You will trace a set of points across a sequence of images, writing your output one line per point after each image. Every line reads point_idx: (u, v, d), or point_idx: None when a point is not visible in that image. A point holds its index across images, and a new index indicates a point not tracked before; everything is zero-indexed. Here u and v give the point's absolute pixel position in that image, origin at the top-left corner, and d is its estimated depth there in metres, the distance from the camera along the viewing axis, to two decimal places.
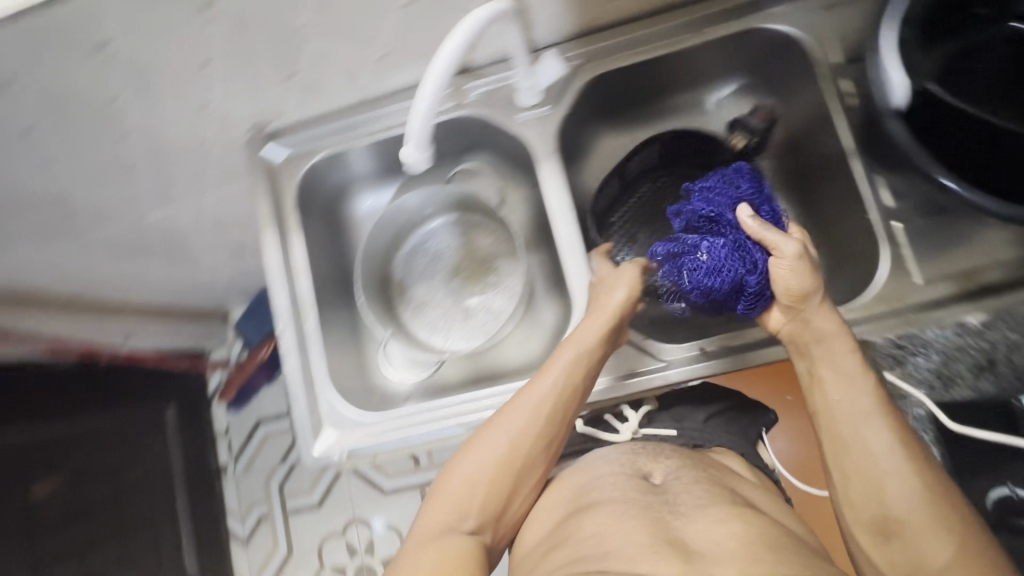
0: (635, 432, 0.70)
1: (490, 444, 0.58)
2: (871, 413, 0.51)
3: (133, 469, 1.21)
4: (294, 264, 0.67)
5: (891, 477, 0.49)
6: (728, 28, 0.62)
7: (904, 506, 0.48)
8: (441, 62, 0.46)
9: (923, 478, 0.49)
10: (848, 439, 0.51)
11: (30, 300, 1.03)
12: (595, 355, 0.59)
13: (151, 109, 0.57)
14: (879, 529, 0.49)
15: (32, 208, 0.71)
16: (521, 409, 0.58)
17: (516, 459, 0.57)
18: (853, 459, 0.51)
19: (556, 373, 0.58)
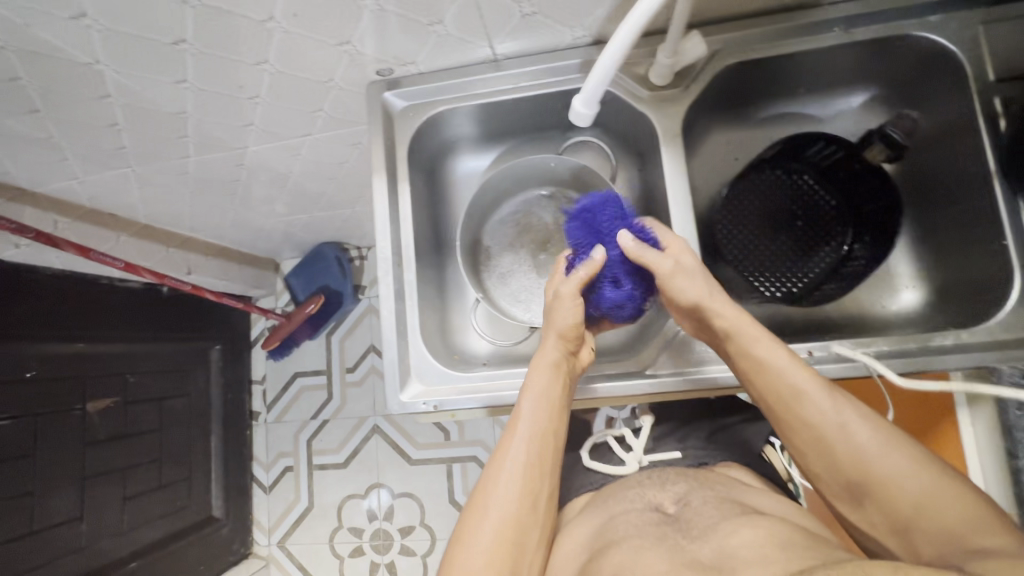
0: (639, 461, 0.70)
1: (482, 520, 0.53)
2: (800, 384, 0.53)
3: (177, 398, 1.26)
4: (399, 213, 0.67)
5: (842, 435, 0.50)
6: (879, 31, 0.61)
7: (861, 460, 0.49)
8: (622, 35, 0.47)
9: (865, 422, 0.50)
10: (790, 415, 0.53)
11: (112, 219, 1.05)
12: (558, 394, 0.58)
13: (295, 37, 0.58)
14: (850, 492, 0.50)
15: (149, 122, 0.73)
16: (502, 469, 0.55)
17: (511, 529, 0.53)
18: (803, 434, 0.52)
19: (526, 424, 0.57)
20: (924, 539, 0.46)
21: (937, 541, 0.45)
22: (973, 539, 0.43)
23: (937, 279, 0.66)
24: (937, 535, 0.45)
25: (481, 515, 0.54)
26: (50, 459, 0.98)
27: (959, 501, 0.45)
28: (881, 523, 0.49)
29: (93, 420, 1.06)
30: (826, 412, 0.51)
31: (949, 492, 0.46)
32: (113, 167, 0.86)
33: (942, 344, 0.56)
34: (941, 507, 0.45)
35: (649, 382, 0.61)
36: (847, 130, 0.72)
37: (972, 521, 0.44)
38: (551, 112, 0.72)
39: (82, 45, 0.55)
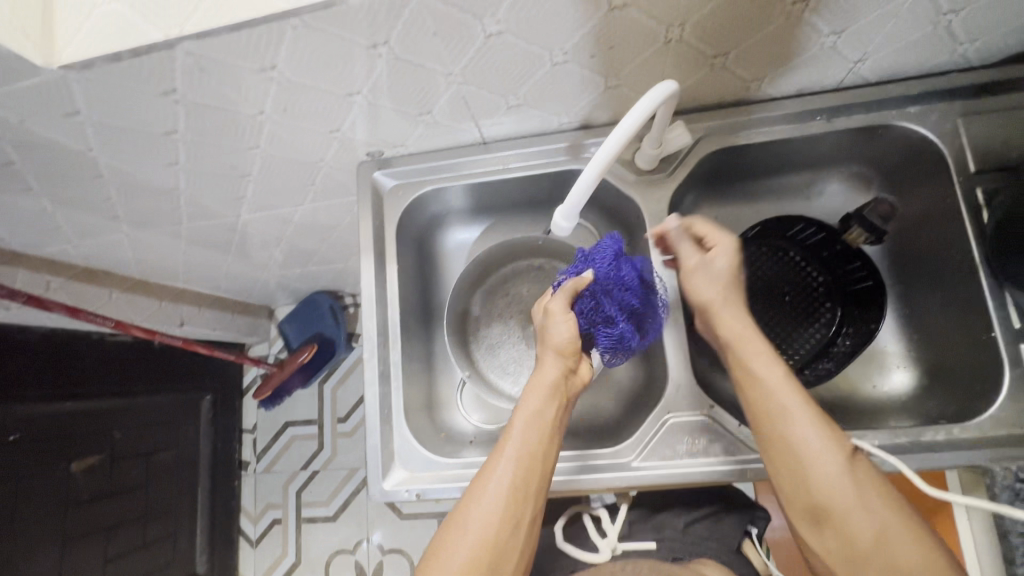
0: (613, 549, 0.64)
1: (458, 542, 0.50)
2: (822, 464, 0.47)
3: (166, 452, 1.24)
4: (386, 292, 0.68)
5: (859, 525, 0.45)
6: (860, 120, 0.62)
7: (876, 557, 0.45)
8: (608, 146, 0.46)
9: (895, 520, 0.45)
10: (806, 492, 0.48)
11: (106, 276, 1.05)
12: (550, 415, 0.55)
13: (286, 127, 0.59)
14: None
15: (143, 196, 0.74)
16: (484, 492, 0.51)
17: (487, 556, 0.49)
18: (818, 515, 0.47)
19: (516, 446, 0.53)
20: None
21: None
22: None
23: (925, 360, 0.66)
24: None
25: (459, 531, 0.50)
26: (30, 523, 0.95)
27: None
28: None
29: (78, 481, 1.04)
30: (849, 498, 0.46)
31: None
32: (108, 233, 0.87)
33: (934, 439, 0.54)
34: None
35: (634, 475, 0.58)
36: (834, 207, 0.73)
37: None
38: (539, 189, 0.72)
39: (76, 136, 0.56)
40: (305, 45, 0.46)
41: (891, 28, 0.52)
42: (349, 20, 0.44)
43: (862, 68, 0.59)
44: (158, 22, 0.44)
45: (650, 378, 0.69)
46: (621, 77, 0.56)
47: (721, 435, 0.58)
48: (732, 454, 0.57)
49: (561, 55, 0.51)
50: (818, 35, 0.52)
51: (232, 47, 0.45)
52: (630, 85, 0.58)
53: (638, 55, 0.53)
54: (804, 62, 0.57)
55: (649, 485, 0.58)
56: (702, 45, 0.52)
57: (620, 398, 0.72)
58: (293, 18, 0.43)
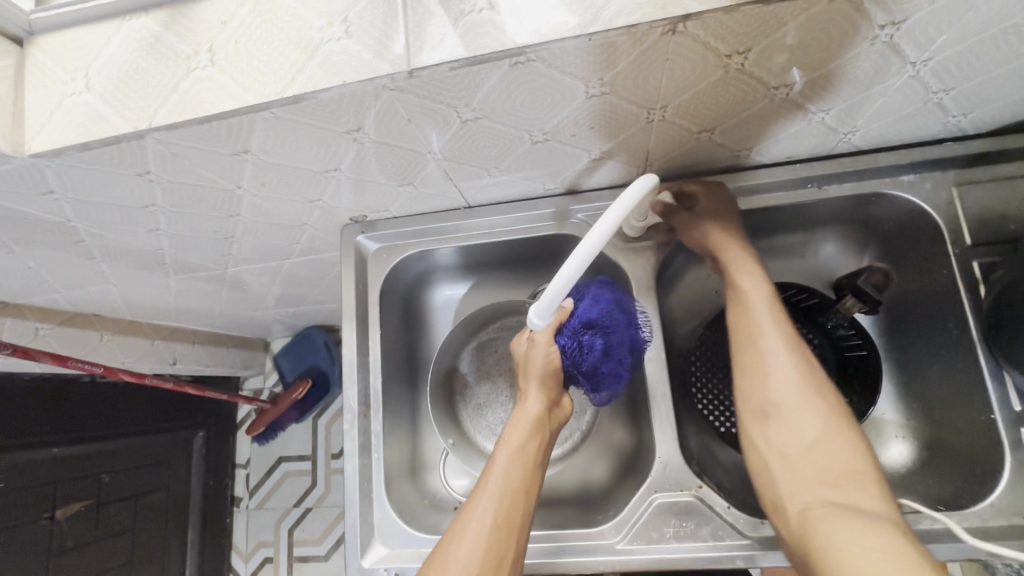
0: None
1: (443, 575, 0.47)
2: (777, 365, 0.51)
3: (155, 493, 1.23)
4: (370, 358, 0.66)
5: (799, 428, 0.49)
6: (851, 189, 0.61)
7: (809, 458, 0.48)
8: (587, 245, 0.46)
9: (833, 432, 0.48)
10: (762, 391, 0.52)
11: (96, 321, 1.05)
12: (532, 451, 0.56)
13: (265, 198, 0.58)
14: (790, 480, 0.48)
15: (127, 255, 0.74)
16: (466, 523, 0.51)
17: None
18: (768, 413, 0.51)
19: (499, 476, 0.54)
20: (821, 558, 0.41)
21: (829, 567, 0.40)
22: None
23: (925, 432, 0.63)
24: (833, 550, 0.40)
25: (441, 571, 0.48)
26: None
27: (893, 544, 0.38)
28: (796, 518, 0.46)
29: (62, 529, 1.03)
30: (798, 402, 0.50)
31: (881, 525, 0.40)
32: (95, 284, 0.86)
33: (933, 527, 0.52)
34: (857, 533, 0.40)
35: (620, 558, 0.56)
36: (829, 269, 0.71)
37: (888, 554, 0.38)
38: (527, 249, 0.71)
39: (52, 210, 0.56)
40: (279, 133, 0.46)
41: (879, 105, 0.51)
42: (320, 111, 0.43)
43: (853, 139, 0.57)
44: (129, 114, 0.43)
45: (639, 446, 0.67)
46: (604, 151, 0.55)
47: (708, 519, 0.56)
48: (721, 540, 0.55)
49: (540, 135, 0.50)
50: (805, 112, 0.51)
51: (205, 136, 0.44)
52: (615, 156, 0.57)
53: (621, 133, 0.52)
54: (792, 135, 0.56)
55: (634, 571, 0.56)
56: (686, 123, 0.51)
57: (608, 462, 0.71)
58: (263, 112, 0.42)
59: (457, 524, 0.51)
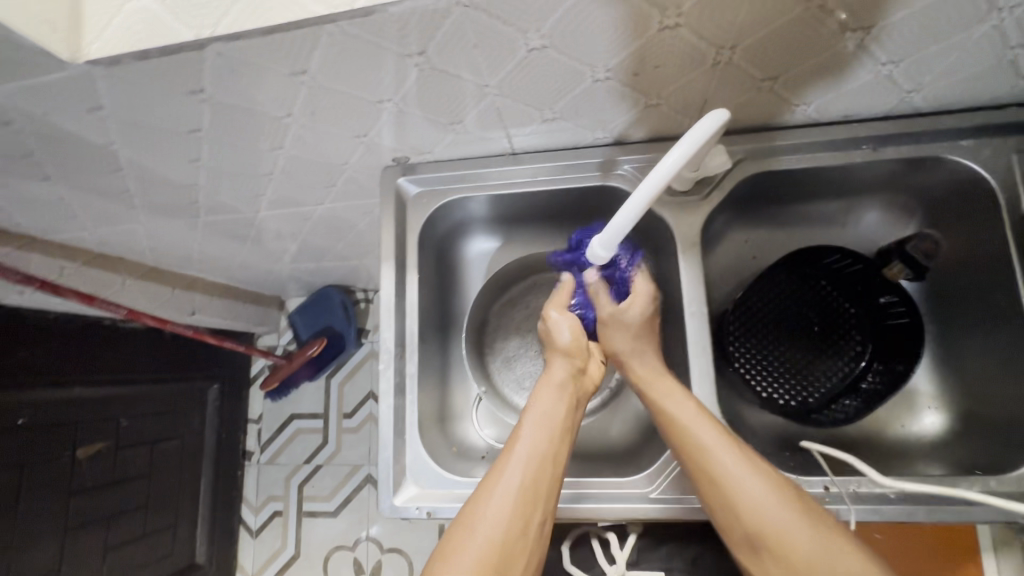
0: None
1: (468, 539, 0.48)
2: (702, 435, 0.51)
3: (171, 440, 1.24)
4: (406, 302, 0.66)
5: (744, 488, 0.48)
6: (907, 152, 0.59)
7: (750, 514, 0.47)
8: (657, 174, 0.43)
9: (757, 471, 0.49)
10: (692, 462, 0.51)
11: (120, 264, 1.04)
12: (562, 415, 0.56)
13: (313, 130, 0.57)
14: (750, 547, 0.48)
15: (161, 190, 0.73)
16: (492, 489, 0.50)
17: (495, 555, 0.47)
18: (707, 485, 0.50)
19: (528, 441, 0.53)
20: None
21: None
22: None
23: (960, 403, 0.63)
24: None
25: (469, 531, 0.48)
26: (33, 508, 0.95)
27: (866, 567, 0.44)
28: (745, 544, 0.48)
29: (83, 467, 1.04)
30: (728, 466, 0.50)
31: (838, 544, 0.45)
32: (123, 221, 0.86)
33: (969, 491, 0.53)
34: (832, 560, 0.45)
35: (654, 507, 0.57)
36: (871, 238, 0.70)
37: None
38: (567, 202, 0.70)
39: (97, 130, 0.55)
40: (339, 52, 0.45)
41: (952, 60, 0.49)
42: (386, 28, 0.42)
43: (915, 98, 0.56)
44: (190, 21, 0.42)
45: None
46: (662, 96, 0.54)
47: None
48: None
49: (603, 72, 0.49)
50: (874, 64, 0.50)
51: (267, 50, 0.43)
52: (672, 103, 0.55)
53: (684, 75, 0.50)
54: (856, 90, 0.54)
55: (668, 520, 0.56)
56: (752, 68, 0.50)
57: (637, 418, 0.71)
58: (329, 24, 0.41)
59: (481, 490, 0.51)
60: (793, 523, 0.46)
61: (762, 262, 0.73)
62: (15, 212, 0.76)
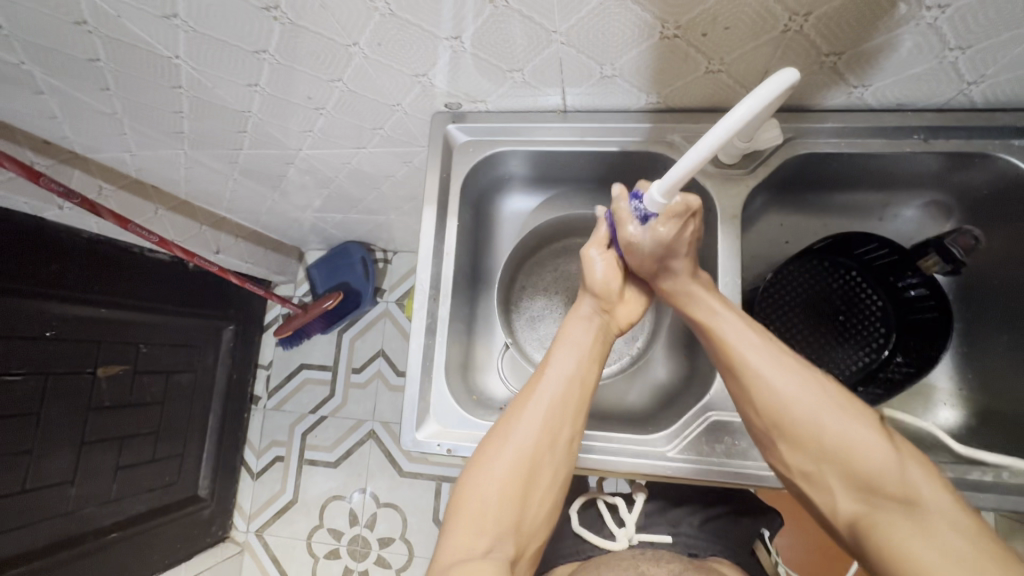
0: (629, 539, 0.63)
1: (499, 451, 0.54)
2: (733, 335, 0.55)
3: (185, 373, 1.27)
4: (444, 247, 0.68)
5: (769, 381, 0.52)
6: (958, 146, 0.60)
7: (775, 407, 0.52)
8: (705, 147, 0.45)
9: (791, 371, 0.53)
10: (721, 359, 0.56)
11: (156, 192, 1.06)
12: (592, 346, 0.60)
13: (375, 64, 0.58)
14: (769, 437, 0.52)
15: (212, 115, 0.74)
16: (524, 404, 0.56)
17: (525, 465, 0.53)
18: (734, 381, 0.55)
19: (559, 371, 0.57)
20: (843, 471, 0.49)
21: (858, 489, 0.49)
22: (924, 491, 0.46)
23: (977, 401, 0.65)
24: (847, 473, 0.49)
25: (501, 442, 0.55)
26: (54, 418, 0.98)
27: (889, 448, 0.49)
28: (797, 457, 0.51)
29: (102, 386, 1.07)
30: (756, 362, 0.53)
31: (861, 430, 0.50)
32: (167, 148, 0.87)
33: (980, 479, 0.54)
34: (853, 442, 0.49)
35: (670, 465, 0.58)
36: (906, 234, 0.71)
37: (892, 469, 0.48)
38: (610, 166, 0.71)
39: (165, 37, 0.56)
40: None
41: (1020, 52, 0.49)
42: None
43: (974, 91, 0.56)
44: None
45: (692, 376, 0.69)
46: (724, 62, 0.54)
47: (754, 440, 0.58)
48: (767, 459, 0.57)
49: (672, 28, 0.49)
50: (941, 49, 0.50)
51: None
52: (732, 72, 0.56)
53: (750, 40, 0.51)
54: (917, 77, 0.54)
55: (683, 479, 0.58)
56: (819, 40, 0.50)
57: (654, 388, 0.72)
58: None
59: (511, 414, 0.56)
60: (818, 411, 0.51)
61: (795, 248, 0.74)
62: (67, 123, 0.78)
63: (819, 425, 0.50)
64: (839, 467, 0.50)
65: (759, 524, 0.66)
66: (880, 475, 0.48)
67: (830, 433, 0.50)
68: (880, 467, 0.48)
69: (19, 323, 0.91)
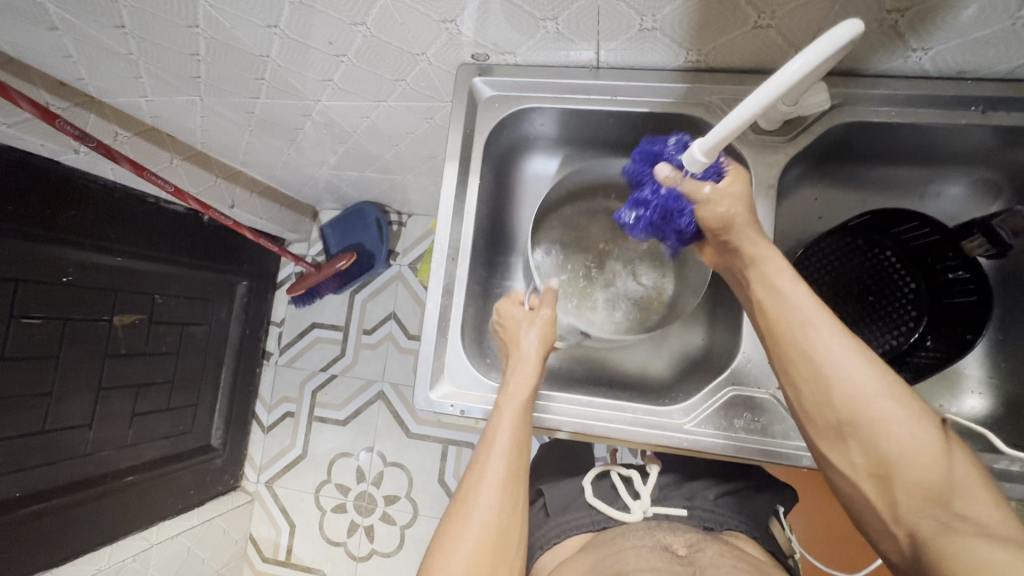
0: (644, 512, 0.63)
1: (466, 523, 0.50)
2: (812, 317, 0.48)
3: (199, 325, 1.28)
4: (464, 206, 0.66)
5: (842, 368, 0.46)
6: (1019, 121, 0.56)
7: (848, 400, 0.45)
8: (749, 106, 0.43)
9: (862, 359, 0.46)
10: (789, 342, 0.49)
11: (172, 141, 1.04)
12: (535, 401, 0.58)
13: (402, 5, 0.55)
14: (835, 432, 0.46)
15: (230, 60, 0.71)
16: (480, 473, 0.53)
17: (495, 534, 0.50)
18: (800, 366, 0.48)
19: (509, 426, 0.55)
20: (914, 482, 0.43)
21: (928, 503, 0.42)
22: (989, 511, 0.41)
23: (1008, 390, 0.63)
24: (915, 486, 0.43)
25: (467, 515, 0.51)
26: (72, 362, 1.00)
27: (956, 463, 0.43)
28: (864, 455, 0.45)
29: (119, 333, 1.08)
30: (830, 344, 0.47)
31: (932, 440, 0.43)
32: (183, 94, 0.84)
33: (1007, 469, 0.53)
34: (922, 453, 0.43)
35: (686, 437, 0.58)
36: (948, 214, 0.68)
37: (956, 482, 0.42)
38: (641, 128, 0.68)
39: None
40: None
41: None
42: None
43: None
44: None
45: (712, 349, 0.68)
46: (775, 17, 0.50)
47: (773, 418, 0.57)
48: (786, 438, 0.56)
49: None
50: (1016, 10, 0.46)
51: None
52: (782, 28, 0.52)
53: None
54: (983, 41, 0.50)
55: (699, 452, 0.57)
56: None
57: (671, 360, 0.71)
58: None
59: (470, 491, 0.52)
60: (892, 411, 0.44)
61: (828, 224, 0.71)
62: (81, 63, 0.76)
63: (890, 427, 0.44)
64: (903, 478, 0.43)
65: (772, 500, 0.66)
66: (946, 491, 0.42)
67: (901, 440, 0.43)
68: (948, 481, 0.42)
69: (37, 266, 0.91)
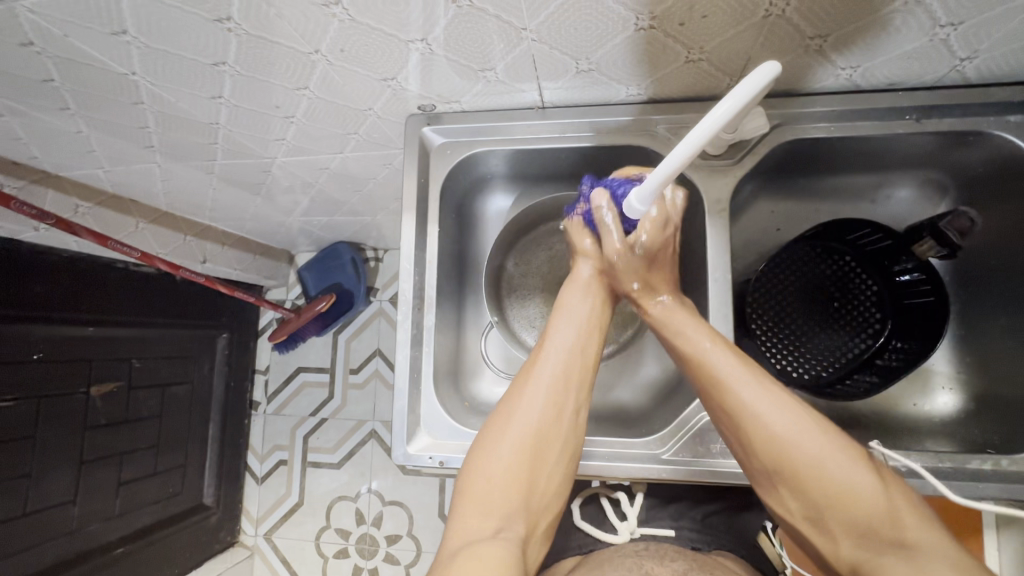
0: (631, 532, 0.64)
1: (503, 435, 0.53)
2: (726, 370, 0.52)
3: (180, 384, 1.26)
4: (426, 253, 0.66)
5: (762, 420, 0.49)
6: (953, 125, 0.57)
7: (772, 449, 0.49)
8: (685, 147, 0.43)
9: (784, 407, 0.50)
10: (711, 395, 0.53)
11: (134, 205, 1.03)
12: (591, 312, 0.59)
13: (342, 69, 0.55)
14: (770, 482, 0.50)
15: (182, 129, 0.71)
16: (526, 384, 0.56)
17: (534, 439, 0.53)
18: (725, 418, 0.52)
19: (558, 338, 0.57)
20: (849, 517, 0.46)
21: (861, 537, 0.46)
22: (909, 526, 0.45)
23: (975, 384, 0.64)
24: (848, 523, 0.47)
25: (505, 423, 0.54)
26: (50, 439, 0.98)
27: (889, 495, 0.46)
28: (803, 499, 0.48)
29: (96, 404, 1.07)
30: (749, 397, 0.50)
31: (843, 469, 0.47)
32: (140, 162, 0.84)
33: (980, 468, 0.54)
34: (839, 489, 0.46)
35: (665, 467, 0.58)
36: (901, 216, 0.69)
37: (891, 516, 0.45)
38: (594, 160, 0.69)
39: (121, 57, 0.55)
40: None
41: (1014, 25, 0.47)
42: None
43: (966, 67, 0.53)
44: None
45: (685, 371, 0.68)
46: (705, 51, 0.51)
47: None
48: None
49: (647, 19, 0.47)
50: (932, 26, 0.47)
51: None
52: (713, 60, 0.53)
53: (728, 28, 0.48)
54: (908, 55, 0.52)
55: (679, 481, 0.57)
56: (803, 24, 0.47)
57: (648, 384, 0.72)
58: None
59: (496, 420, 0.55)
60: (813, 454, 0.48)
61: (786, 235, 0.72)
62: (31, 143, 0.75)
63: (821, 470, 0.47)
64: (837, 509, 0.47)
65: (760, 515, 0.66)
66: (875, 517, 0.45)
67: (830, 481, 0.47)
68: (882, 513, 0.45)
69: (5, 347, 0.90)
